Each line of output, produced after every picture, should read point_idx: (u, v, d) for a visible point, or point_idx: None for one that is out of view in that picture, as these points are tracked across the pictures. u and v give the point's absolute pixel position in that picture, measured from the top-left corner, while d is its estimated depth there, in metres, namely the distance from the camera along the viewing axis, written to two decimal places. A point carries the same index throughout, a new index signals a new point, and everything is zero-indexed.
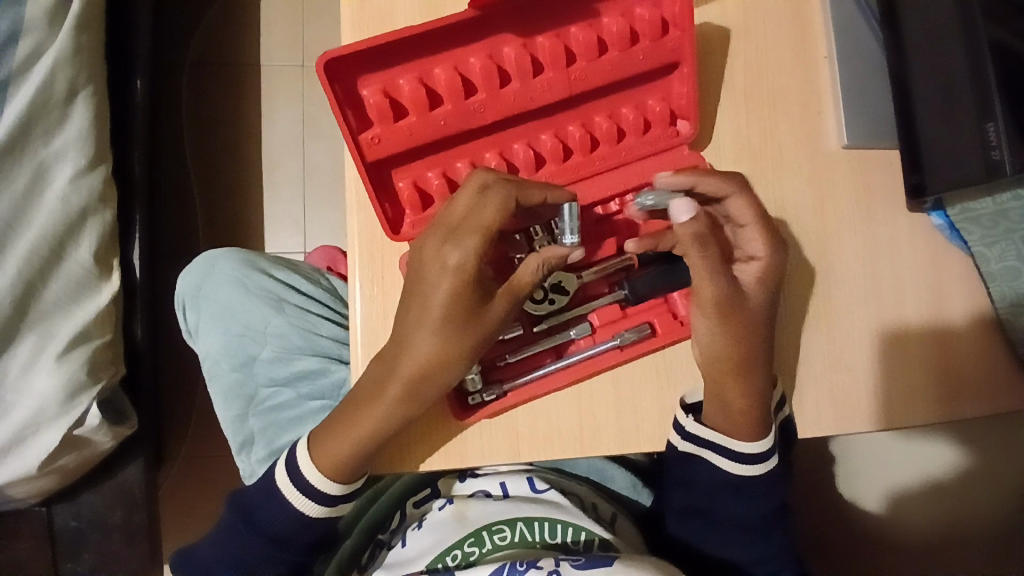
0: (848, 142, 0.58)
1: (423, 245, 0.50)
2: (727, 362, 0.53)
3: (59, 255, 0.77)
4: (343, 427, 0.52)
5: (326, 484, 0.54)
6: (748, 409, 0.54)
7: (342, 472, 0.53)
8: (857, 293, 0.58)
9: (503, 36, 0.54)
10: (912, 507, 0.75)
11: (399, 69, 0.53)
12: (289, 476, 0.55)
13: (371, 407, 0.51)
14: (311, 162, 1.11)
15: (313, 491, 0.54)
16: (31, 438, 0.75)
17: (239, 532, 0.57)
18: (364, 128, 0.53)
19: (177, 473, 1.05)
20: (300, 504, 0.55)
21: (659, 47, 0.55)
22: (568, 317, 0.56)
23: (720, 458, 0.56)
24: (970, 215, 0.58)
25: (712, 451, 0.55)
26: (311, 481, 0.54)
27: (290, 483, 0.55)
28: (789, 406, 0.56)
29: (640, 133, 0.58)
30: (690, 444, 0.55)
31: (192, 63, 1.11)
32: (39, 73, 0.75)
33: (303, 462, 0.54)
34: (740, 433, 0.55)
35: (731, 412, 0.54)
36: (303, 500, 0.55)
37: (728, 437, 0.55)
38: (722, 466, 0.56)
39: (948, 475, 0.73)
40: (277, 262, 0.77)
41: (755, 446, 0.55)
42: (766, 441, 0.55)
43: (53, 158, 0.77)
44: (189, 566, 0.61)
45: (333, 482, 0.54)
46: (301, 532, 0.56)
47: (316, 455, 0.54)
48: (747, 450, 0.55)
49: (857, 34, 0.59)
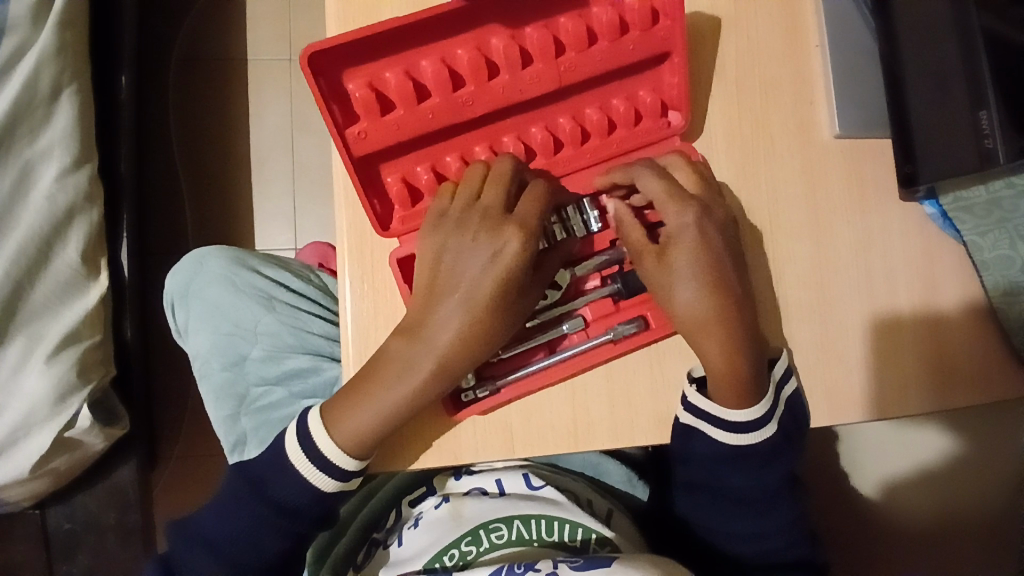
0: (840, 132, 0.58)
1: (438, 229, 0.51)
2: (722, 353, 0.52)
3: (46, 255, 0.76)
4: (355, 404, 0.51)
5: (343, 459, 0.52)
6: (751, 385, 0.53)
7: (361, 449, 0.51)
8: (850, 284, 0.57)
9: (491, 27, 0.53)
10: (907, 495, 0.75)
11: (385, 62, 0.52)
12: (302, 446, 0.53)
13: (381, 391, 0.50)
14: (301, 158, 1.09)
15: (330, 466, 0.52)
16: (22, 440, 0.74)
17: (247, 502, 0.55)
18: (351, 123, 0.52)
19: (171, 472, 1.04)
20: (314, 477, 0.53)
21: (650, 37, 0.54)
22: (560, 312, 0.56)
23: (718, 431, 0.54)
24: (963, 204, 0.57)
25: (710, 423, 0.54)
26: (330, 455, 0.52)
27: (307, 460, 0.52)
28: (795, 378, 0.56)
29: (631, 125, 0.58)
30: (691, 416, 0.53)
31: (179, 58, 1.09)
32: (22, 70, 0.73)
33: (318, 431, 0.52)
34: (737, 404, 0.54)
35: (731, 391, 0.53)
36: (317, 474, 0.52)
37: (724, 408, 0.53)
38: (717, 438, 0.55)
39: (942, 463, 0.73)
40: (267, 260, 0.76)
41: (748, 415, 0.54)
42: (761, 406, 0.54)
43: (38, 157, 0.76)
44: (188, 541, 0.57)
45: (351, 457, 0.51)
46: (314, 506, 0.53)
47: (332, 431, 0.52)
48: (742, 420, 0.54)
49: (850, 22, 0.59)
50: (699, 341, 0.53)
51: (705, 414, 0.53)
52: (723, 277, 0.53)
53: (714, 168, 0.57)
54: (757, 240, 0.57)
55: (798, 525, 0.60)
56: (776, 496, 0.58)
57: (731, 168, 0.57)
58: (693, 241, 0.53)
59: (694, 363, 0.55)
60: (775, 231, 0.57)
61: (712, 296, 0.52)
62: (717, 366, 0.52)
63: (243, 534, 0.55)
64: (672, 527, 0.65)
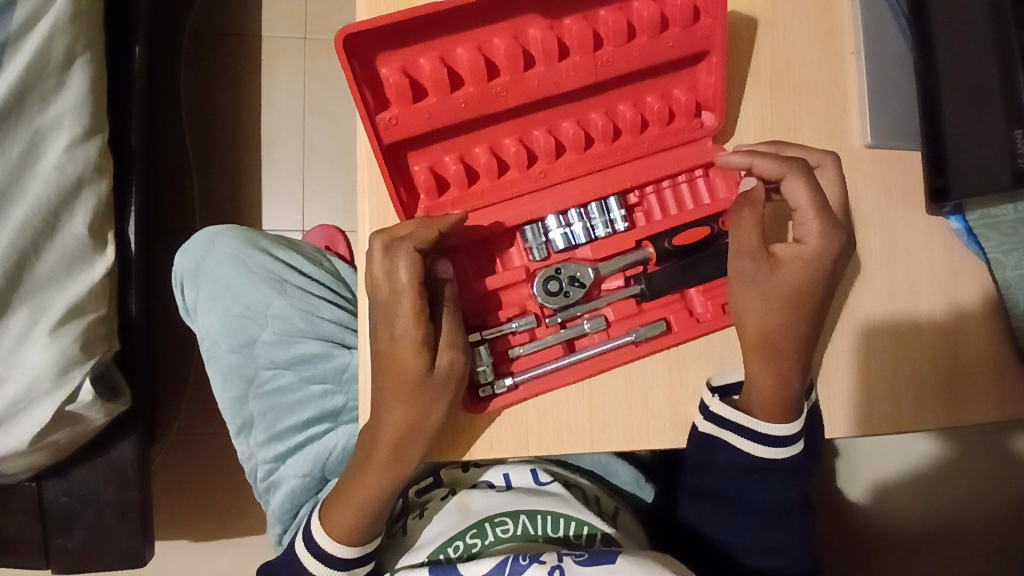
0: (871, 141, 0.57)
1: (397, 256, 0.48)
2: (777, 362, 0.52)
3: (53, 226, 0.74)
4: (351, 494, 0.53)
5: (343, 549, 0.54)
6: (790, 400, 0.52)
7: (359, 536, 0.54)
8: (875, 296, 0.57)
9: (530, 18, 0.53)
10: (899, 504, 0.77)
11: (420, 48, 0.51)
12: (302, 536, 0.56)
13: (388, 476, 0.52)
14: (312, 139, 1.08)
15: (325, 556, 0.55)
16: (24, 412, 0.73)
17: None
18: (382, 108, 0.51)
19: (169, 449, 1.04)
20: (311, 566, 0.55)
21: (689, 35, 0.54)
22: (584, 310, 0.55)
23: (740, 438, 0.53)
24: (990, 222, 0.57)
25: (732, 433, 0.53)
26: (326, 546, 0.55)
27: (307, 551, 0.56)
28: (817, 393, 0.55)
29: (664, 124, 0.57)
30: (712, 424, 0.53)
31: (192, 31, 1.07)
32: (36, 37, 0.71)
33: (314, 524, 0.55)
34: (772, 416, 0.53)
35: (770, 404, 0.53)
36: (315, 562, 0.55)
37: (750, 418, 0.53)
38: (739, 446, 0.54)
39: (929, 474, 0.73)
40: (279, 242, 0.75)
41: (779, 430, 0.53)
42: (794, 423, 0.53)
43: (48, 126, 0.74)
44: None
45: (350, 547, 0.54)
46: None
47: (326, 524, 0.55)
48: (771, 433, 0.53)
49: (887, 31, 0.58)
50: (759, 357, 0.52)
51: (728, 421, 0.53)
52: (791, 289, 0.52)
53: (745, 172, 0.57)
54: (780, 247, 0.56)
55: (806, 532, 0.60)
56: (790, 507, 0.57)
57: None
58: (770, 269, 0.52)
59: (715, 373, 0.55)
60: None
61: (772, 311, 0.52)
62: (764, 381, 0.52)
63: None
64: (674, 529, 0.64)
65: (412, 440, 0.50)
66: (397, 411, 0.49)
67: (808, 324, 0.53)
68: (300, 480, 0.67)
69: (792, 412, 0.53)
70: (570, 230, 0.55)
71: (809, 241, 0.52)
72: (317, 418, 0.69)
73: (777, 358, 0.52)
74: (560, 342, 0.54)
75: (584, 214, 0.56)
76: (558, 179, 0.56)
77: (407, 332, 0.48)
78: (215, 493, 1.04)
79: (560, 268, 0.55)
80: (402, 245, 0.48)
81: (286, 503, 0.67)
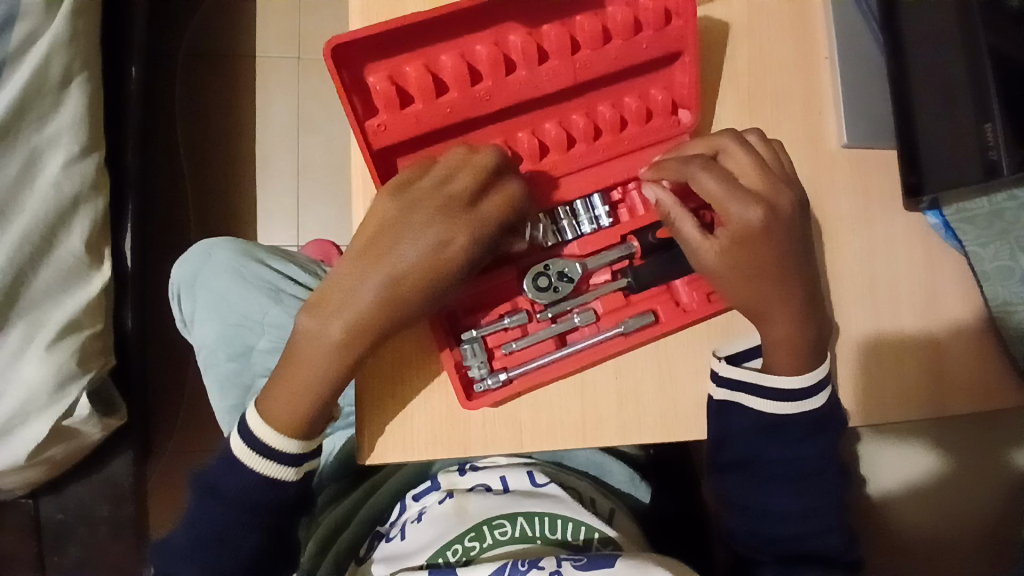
0: (847, 143, 0.59)
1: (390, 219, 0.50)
2: (776, 311, 0.53)
3: (51, 243, 0.75)
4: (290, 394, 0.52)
5: (284, 442, 0.53)
6: (805, 350, 0.54)
7: (299, 430, 0.53)
8: (854, 289, 0.59)
9: (509, 26, 0.55)
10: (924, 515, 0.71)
11: (404, 57, 0.53)
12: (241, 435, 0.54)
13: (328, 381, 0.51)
14: (306, 155, 1.10)
15: (270, 451, 0.53)
16: (19, 427, 0.72)
17: (209, 505, 0.56)
18: (371, 116, 0.53)
19: (164, 466, 1.03)
20: (259, 465, 0.54)
21: (663, 37, 0.56)
22: (573, 304, 0.57)
23: (754, 399, 0.54)
24: (965, 215, 0.58)
25: (745, 391, 0.54)
26: (268, 440, 0.53)
27: (248, 449, 0.54)
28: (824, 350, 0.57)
29: (642, 123, 0.59)
30: (724, 391, 0.54)
31: (188, 52, 1.10)
32: (34, 57, 0.73)
33: (253, 419, 0.53)
34: (790, 371, 0.54)
35: (785, 355, 0.54)
36: (268, 463, 0.54)
37: (757, 375, 0.54)
38: (761, 407, 0.54)
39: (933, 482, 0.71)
40: (273, 253, 0.77)
41: (791, 382, 0.54)
42: (809, 375, 0.54)
43: (46, 145, 0.75)
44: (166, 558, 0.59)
45: (293, 441, 0.53)
46: (264, 496, 0.55)
47: (266, 418, 0.53)
48: (791, 386, 0.54)
49: (858, 36, 0.60)
50: (764, 318, 0.54)
51: (743, 383, 0.54)
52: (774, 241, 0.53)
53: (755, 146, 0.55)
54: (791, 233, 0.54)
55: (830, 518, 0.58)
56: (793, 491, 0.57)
57: None
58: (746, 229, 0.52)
59: (718, 346, 0.57)
60: None
61: (765, 263, 0.53)
62: (777, 333, 0.54)
63: (222, 515, 0.56)
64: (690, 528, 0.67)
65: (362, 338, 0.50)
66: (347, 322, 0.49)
67: (794, 275, 0.54)
68: None
69: (809, 365, 0.54)
70: (558, 227, 0.57)
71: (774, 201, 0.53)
72: None
73: (780, 310, 0.53)
74: (552, 336, 0.56)
75: (571, 212, 0.58)
76: (543, 179, 0.58)
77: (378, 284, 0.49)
78: None
79: (548, 265, 0.56)
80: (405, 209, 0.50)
81: None
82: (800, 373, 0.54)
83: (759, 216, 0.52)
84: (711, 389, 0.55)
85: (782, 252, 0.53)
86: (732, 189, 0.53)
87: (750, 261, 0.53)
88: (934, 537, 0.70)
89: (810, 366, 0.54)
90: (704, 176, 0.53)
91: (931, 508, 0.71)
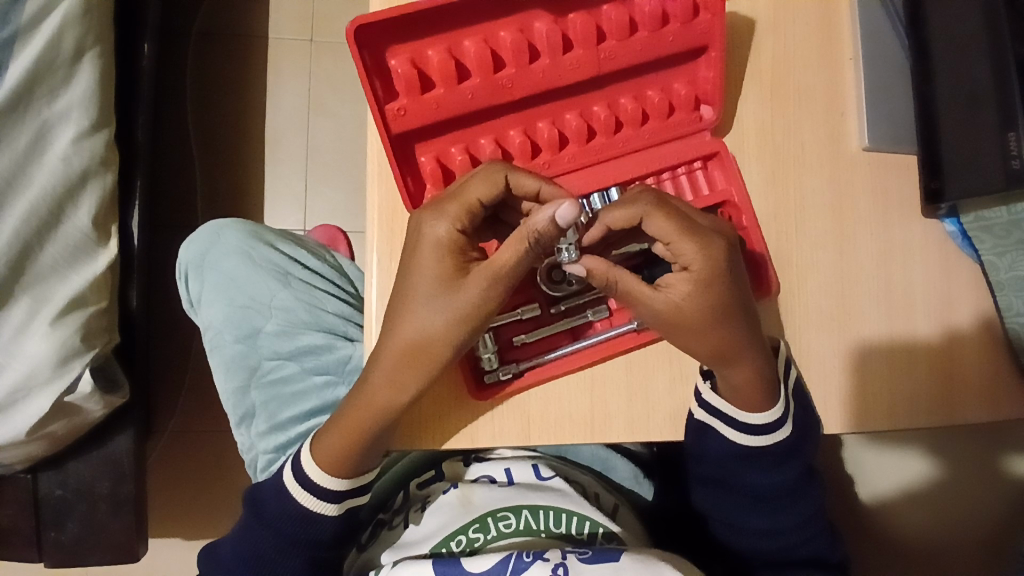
0: (868, 144, 0.59)
1: (423, 222, 0.50)
2: (738, 345, 0.51)
3: (58, 218, 0.74)
4: (340, 435, 0.54)
5: (331, 481, 0.55)
6: (763, 385, 0.52)
7: (343, 467, 0.55)
8: (870, 293, 0.58)
9: (534, 12, 0.55)
10: (924, 517, 0.71)
11: (428, 40, 0.53)
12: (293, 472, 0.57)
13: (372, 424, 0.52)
14: (315, 139, 1.09)
15: (315, 488, 0.55)
16: (21, 402, 0.72)
17: (255, 542, 0.59)
18: (391, 99, 0.53)
19: (165, 445, 1.03)
20: (305, 502, 0.56)
21: (689, 30, 0.55)
22: (586, 300, 0.57)
23: (730, 429, 0.54)
24: (984, 224, 0.58)
25: (721, 421, 0.54)
26: (315, 478, 0.55)
27: (296, 483, 0.56)
28: (795, 368, 0.56)
29: (664, 117, 0.59)
30: (704, 412, 0.54)
31: (200, 31, 1.09)
32: (46, 30, 0.71)
33: (306, 458, 0.56)
34: (752, 408, 0.54)
35: (743, 388, 0.53)
36: (310, 498, 0.56)
37: (736, 410, 0.54)
38: (733, 436, 0.55)
39: (932, 488, 0.72)
40: (283, 236, 0.76)
41: (762, 418, 0.53)
42: (776, 409, 0.53)
43: (56, 119, 0.74)
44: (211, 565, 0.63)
45: (335, 478, 0.55)
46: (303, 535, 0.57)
47: (315, 455, 0.55)
48: (757, 422, 0.54)
49: (883, 37, 0.60)
50: (725, 366, 0.51)
51: (721, 411, 0.53)
52: (721, 288, 0.50)
53: (743, 168, 0.58)
54: (778, 262, 0.58)
55: (821, 516, 0.59)
56: (800, 490, 0.57)
57: (761, 171, 0.58)
58: (692, 278, 0.50)
59: None
60: (799, 239, 0.58)
61: (713, 312, 0.50)
62: (736, 377, 0.52)
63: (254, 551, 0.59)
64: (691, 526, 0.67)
65: (413, 373, 0.50)
66: (389, 358, 0.50)
67: (746, 324, 0.51)
68: None
69: (765, 404, 0.53)
70: None
71: (722, 245, 0.50)
72: (317, 409, 0.68)
73: (734, 361, 0.51)
74: (565, 331, 0.56)
75: (586, 205, 0.57)
76: (561, 170, 0.57)
77: (422, 319, 0.49)
78: (211, 491, 1.04)
79: None
80: (445, 212, 0.50)
81: None
82: (762, 410, 0.53)
83: (723, 251, 0.50)
84: (692, 405, 0.55)
85: (736, 305, 0.50)
86: (680, 231, 0.50)
87: (706, 310, 0.49)
88: (934, 542, 0.71)
89: (769, 404, 0.53)
90: (657, 221, 0.50)
91: (935, 513, 0.71)
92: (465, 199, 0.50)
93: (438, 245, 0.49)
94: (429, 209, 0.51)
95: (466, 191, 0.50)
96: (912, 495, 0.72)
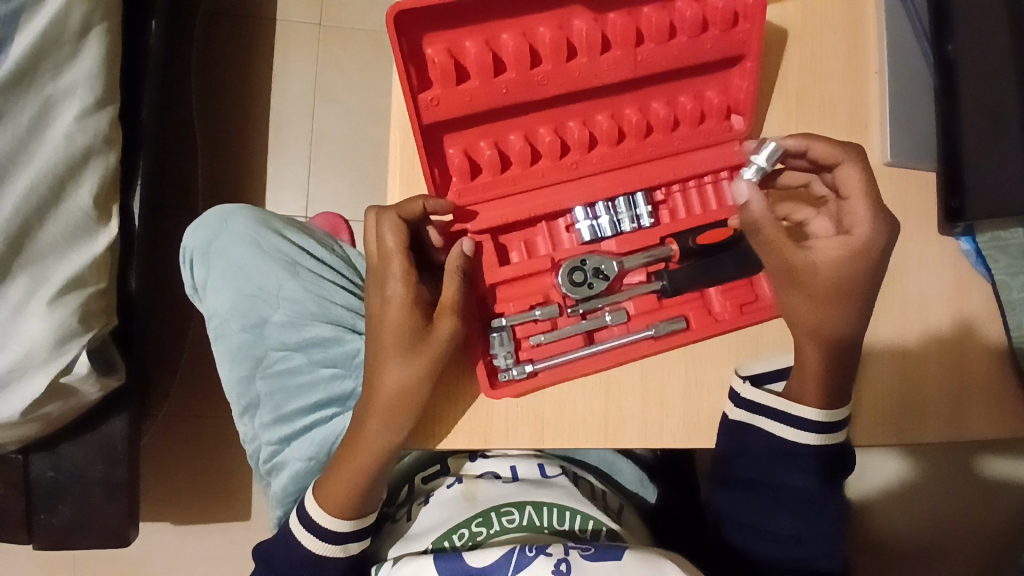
0: (891, 158, 0.59)
1: (383, 283, 0.51)
2: (830, 326, 0.51)
3: (60, 195, 0.72)
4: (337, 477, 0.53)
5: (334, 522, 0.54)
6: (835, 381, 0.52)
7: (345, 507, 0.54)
8: (885, 306, 0.59)
9: (575, 8, 0.54)
10: (919, 520, 0.73)
11: (465, 31, 0.52)
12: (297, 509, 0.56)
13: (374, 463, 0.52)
14: (321, 125, 1.08)
15: (316, 528, 0.54)
16: (16, 383, 0.70)
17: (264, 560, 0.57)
18: (424, 88, 0.52)
19: (159, 429, 1.02)
20: (310, 543, 0.55)
21: (727, 38, 0.55)
22: (603, 302, 0.57)
23: (776, 425, 0.53)
24: (999, 244, 0.58)
25: (764, 418, 0.53)
26: (316, 519, 0.54)
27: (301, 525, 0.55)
28: None
29: (695, 124, 0.59)
30: (742, 411, 0.53)
31: (206, 11, 1.07)
32: (52, 5, 0.69)
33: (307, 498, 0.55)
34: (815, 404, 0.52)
35: (809, 374, 0.52)
36: (313, 539, 0.54)
37: (787, 403, 0.52)
38: (776, 432, 0.53)
39: (932, 500, 0.73)
40: (292, 225, 0.75)
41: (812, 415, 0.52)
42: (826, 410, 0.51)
43: (61, 94, 0.72)
44: None
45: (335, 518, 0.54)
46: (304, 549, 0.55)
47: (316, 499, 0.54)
48: (809, 418, 0.52)
49: (909, 53, 0.60)
50: (813, 345, 0.52)
51: (762, 407, 0.53)
52: (835, 254, 0.51)
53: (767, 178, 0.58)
54: None
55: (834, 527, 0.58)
56: None
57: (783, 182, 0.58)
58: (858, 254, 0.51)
59: (740, 363, 0.56)
60: None
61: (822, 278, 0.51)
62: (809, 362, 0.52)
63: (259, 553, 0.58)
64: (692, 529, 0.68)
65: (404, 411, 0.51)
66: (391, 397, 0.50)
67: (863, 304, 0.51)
68: (304, 463, 0.67)
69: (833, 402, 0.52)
70: (597, 223, 0.57)
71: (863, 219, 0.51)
72: (324, 402, 0.68)
73: (819, 341, 0.52)
74: (580, 333, 0.56)
75: (611, 208, 0.57)
76: (588, 171, 0.57)
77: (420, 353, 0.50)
78: (205, 477, 1.03)
79: (585, 260, 0.56)
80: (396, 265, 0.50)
81: (289, 486, 0.67)
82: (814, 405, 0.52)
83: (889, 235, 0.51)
84: (726, 406, 0.55)
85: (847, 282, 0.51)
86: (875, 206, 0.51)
87: (829, 277, 0.51)
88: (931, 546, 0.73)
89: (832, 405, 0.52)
90: (850, 171, 0.52)
91: (933, 523, 0.73)
92: (393, 252, 0.50)
93: (401, 301, 0.50)
94: (377, 278, 0.51)
95: (387, 248, 0.50)
96: (912, 505, 0.73)
